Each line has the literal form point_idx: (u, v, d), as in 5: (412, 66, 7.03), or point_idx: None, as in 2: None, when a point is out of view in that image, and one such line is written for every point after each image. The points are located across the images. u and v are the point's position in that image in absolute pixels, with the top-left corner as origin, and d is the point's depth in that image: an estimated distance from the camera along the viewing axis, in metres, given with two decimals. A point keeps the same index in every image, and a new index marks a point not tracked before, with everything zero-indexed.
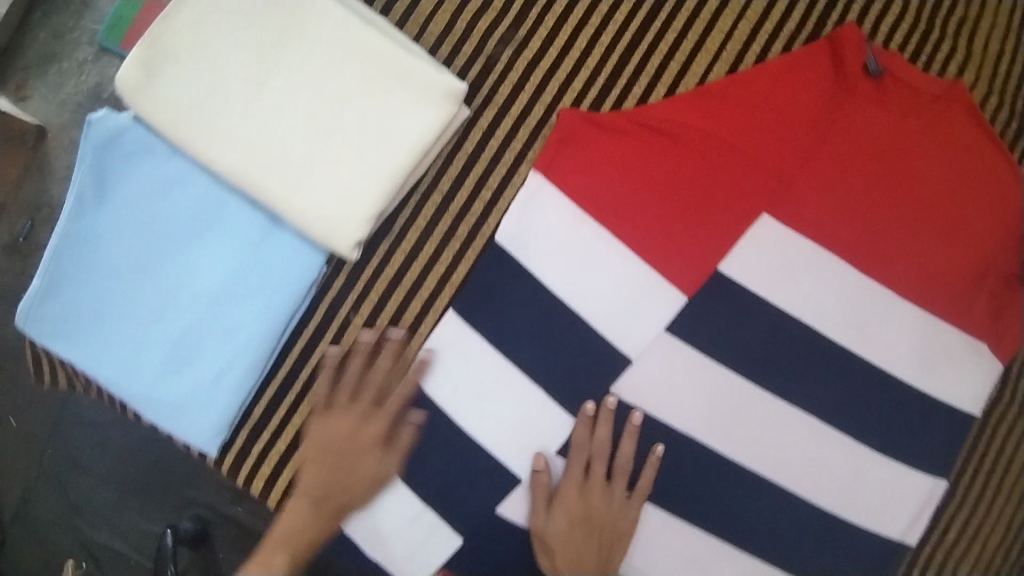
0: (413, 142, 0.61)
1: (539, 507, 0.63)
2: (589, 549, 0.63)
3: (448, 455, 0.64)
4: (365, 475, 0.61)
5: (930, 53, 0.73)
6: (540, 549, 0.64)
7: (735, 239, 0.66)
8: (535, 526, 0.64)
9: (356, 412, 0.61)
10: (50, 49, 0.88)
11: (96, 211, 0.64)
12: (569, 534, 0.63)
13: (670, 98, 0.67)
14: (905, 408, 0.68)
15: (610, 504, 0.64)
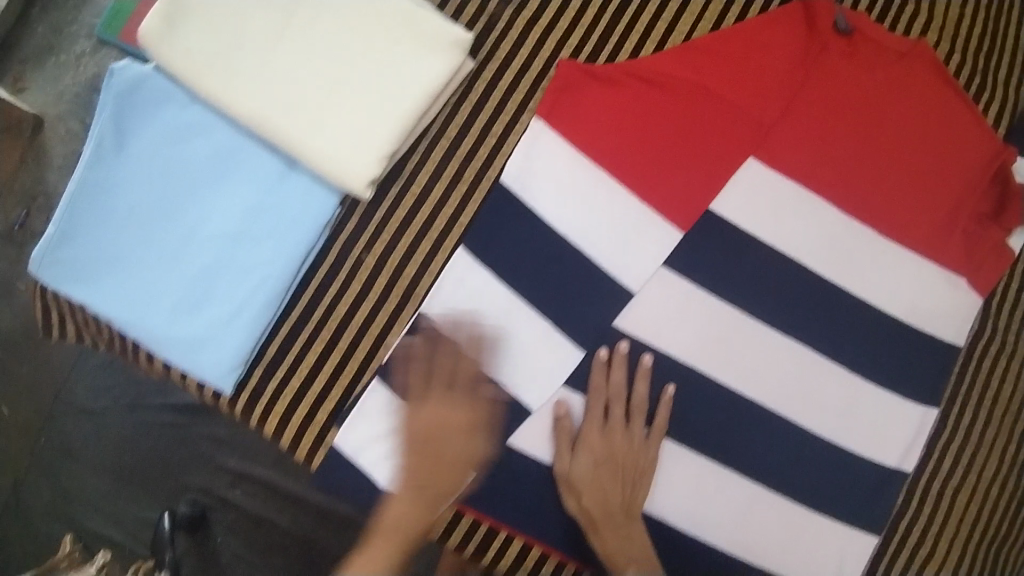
0: (425, 86, 0.64)
1: (562, 449, 0.66)
2: (612, 488, 0.66)
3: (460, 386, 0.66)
4: (458, 459, 0.63)
5: (896, 15, 0.79)
6: (565, 494, 0.67)
7: (725, 180, 0.71)
8: (560, 469, 0.66)
9: (441, 398, 0.64)
10: (46, 43, 1.03)
11: (114, 157, 0.66)
12: (594, 473, 0.66)
13: (661, 53, 0.71)
14: (893, 339, 0.73)
15: (631, 444, 0.67)
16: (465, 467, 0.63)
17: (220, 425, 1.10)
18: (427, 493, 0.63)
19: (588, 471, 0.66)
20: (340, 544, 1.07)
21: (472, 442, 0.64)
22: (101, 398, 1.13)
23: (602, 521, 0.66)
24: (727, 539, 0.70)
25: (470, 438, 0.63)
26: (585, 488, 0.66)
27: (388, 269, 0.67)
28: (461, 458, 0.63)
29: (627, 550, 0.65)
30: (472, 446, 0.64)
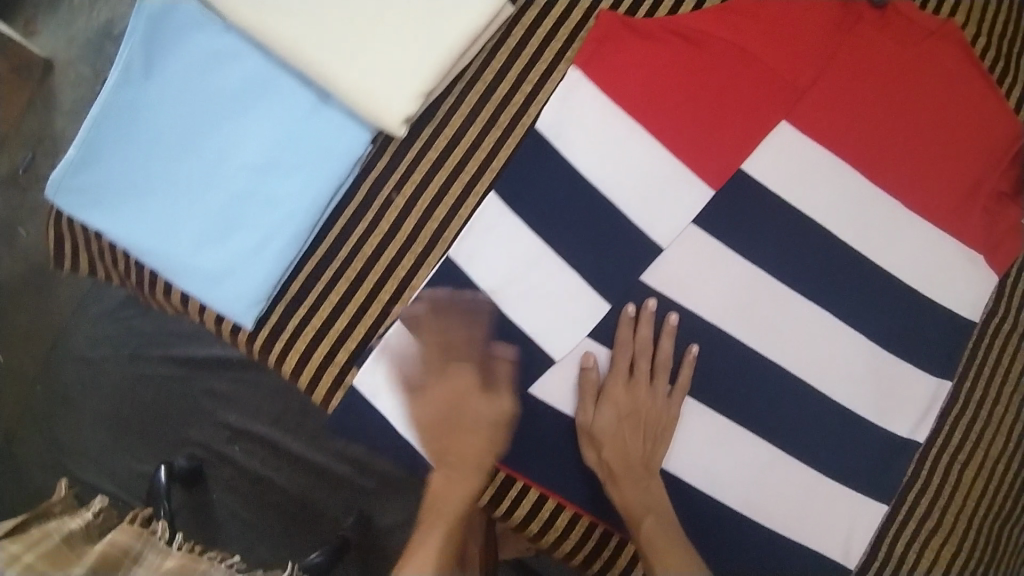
0: (464, 26, 0.64)
1: (586, 400, 0.66)
2: (634, 443, 0.66)
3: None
4: (486, 424, 0.62)
5: None
6: (586, 446, 0.66)
7: (757, 141, 0.70)
8: (582, 420, 0.66)
9: (446, 370, 0.62)
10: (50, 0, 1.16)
11: (141, 81, 0.65)
12: (617, 428, 0.66)
13: (700, 10, 0.71)
14: (912, 310, 0.73)
15: (654, 401, 0.67)
16: (496, 433, 0.62)
17: (222, 379, 1.08)
18: (465, 474, 0.62)
19: (610, 424, 0.66)
20: (337, 506, 1.05)
21: (494, 404, 0.62)
22: (102, 347, 1.11)
23: (622, 474, 0.65)
24: (740, 500, 0.70)
25: (488, 400, 0.62)
26: (606, 441, 0.65)
27: (418, 210, 0.66)
28: (490, 423, 0.62)
29: (648, 506, 0.64)
30: (494, 407, 0.62)
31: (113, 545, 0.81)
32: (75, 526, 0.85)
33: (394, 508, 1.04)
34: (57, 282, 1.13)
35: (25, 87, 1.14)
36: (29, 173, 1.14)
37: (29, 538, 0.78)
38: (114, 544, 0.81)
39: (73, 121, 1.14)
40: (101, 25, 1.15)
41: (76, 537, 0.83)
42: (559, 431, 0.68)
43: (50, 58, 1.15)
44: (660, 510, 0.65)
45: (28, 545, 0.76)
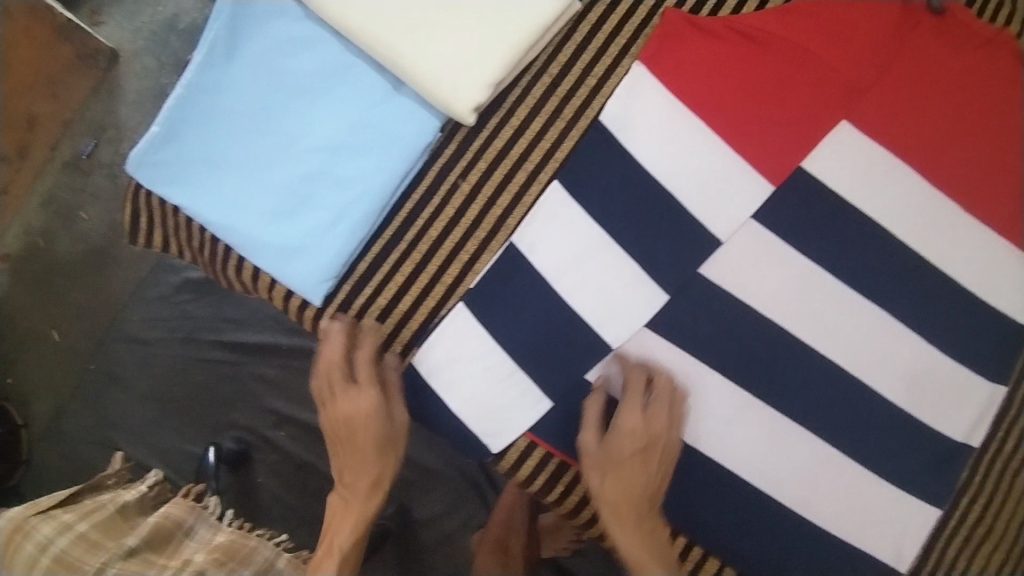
0: (535, 18, 0.66)
1: (590, 425, 0.65)
2: (631, 477, 0.65)
3: (543, 318, 0.67)
4: (381, 443, 0.67)
5: None
6: (585, 469, 0.67)
7: (818, 140, 0.71)
8: (583, 442, 0.66)
9: (348, 394, 0.66)
10: None
11: (224, 65, 0.69)
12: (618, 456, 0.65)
13: (764, 10, 0.71)
14: (970, 315, 0.72)
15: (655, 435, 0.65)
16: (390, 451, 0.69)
17: (270, 365, 1.10)
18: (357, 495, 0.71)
19: (606, 452, 0.65)
20: None
21: (390, 424, 0.67)
22: (156, 330, 1.14)
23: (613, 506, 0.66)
24: (790, 495, 0.71)
25: (384, 424, 0.67)
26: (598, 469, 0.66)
27: (483, 196, 0.68)
28: (385, 443, 0.68)
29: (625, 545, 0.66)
30: (388, 432, 0.67)
31: (166, 517, 0.83)
32: (129, 498, 0.86)
33: (433, 500, 1.02)
34: (114, 265, 1.17)
35: (91, 76, 1.18)
36: (90, 159, 1.18)
37: (83, 507, 0.81)
38: (168, 516, 0.84)
39: (137, 110, 1.18)
40: (167, 19, 1.19)
41: (130, 508, 0.86)
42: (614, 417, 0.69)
43: (116, 48, 1.19)
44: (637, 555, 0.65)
45: (81, 515, 0.79)
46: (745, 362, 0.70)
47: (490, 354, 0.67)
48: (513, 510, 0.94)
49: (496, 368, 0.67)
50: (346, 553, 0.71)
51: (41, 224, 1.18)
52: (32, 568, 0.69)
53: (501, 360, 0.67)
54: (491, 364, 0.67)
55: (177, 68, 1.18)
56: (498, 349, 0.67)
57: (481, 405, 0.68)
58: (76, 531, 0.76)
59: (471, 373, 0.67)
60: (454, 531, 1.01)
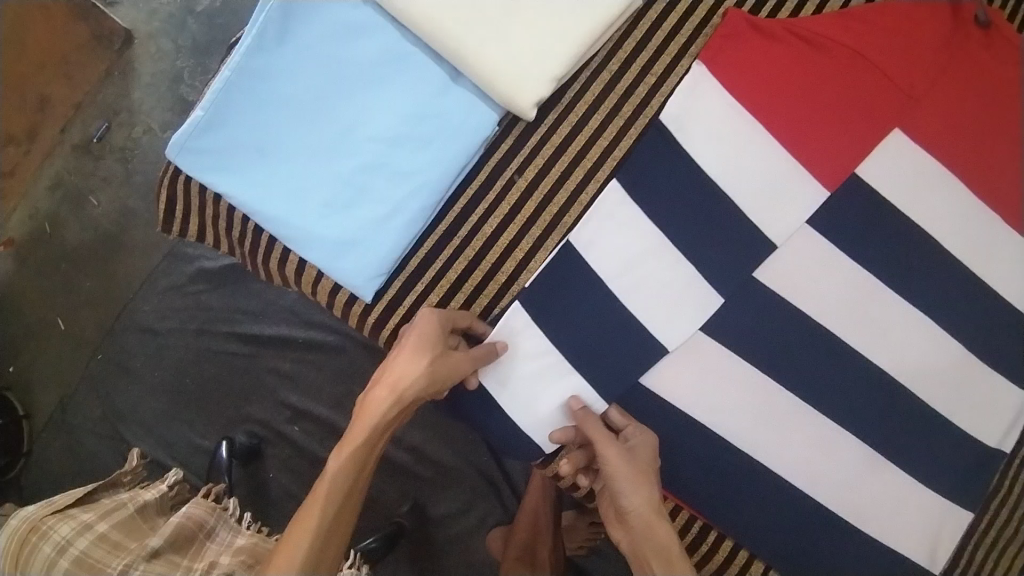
0: (600, 16, 0.65)
1: (604, 437, 0.63)
2: (642, 489, 0.61)
3: (602, 318, 0.68)
4: (418, 351, 0.61)
5: None
6: (613, 485, 0.62)
7: (874, 146, 0.70)
8: (605, 457, 0.63)
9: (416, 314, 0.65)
10: None
11: (275, 49, 0.67)
12: (629, 475, 0.62)
13: (823, 15, 0.70)
14: (1015, 323, 0.72)
15: (639, 454, 0.64)
16: (424, 369, 0.60)
17: (286, 359, 1.05)
18: (352, 436, 0.60)
19: (633, 466, 0.62)
20: (392, 493, 1.00)
21: (448, 353, 0.62)
22: (169, 320, 1.09)
23: (653, 523, 0.61)
24: (836, 500, 0.71)
25: (424, 328, 0.62)
26: (630, 484, 0.61)
27: (539, 193, 0.67)
28: (421, 356, 0.61)
29: (656, 570, 0.58)
30: (424, 337, 0.61)
31: (188, 518, 0.78)
32: (151, 496, 0.81)
33: (450, 498, 0.99)
34: (125, 251, 1.13)
35: (105, 57, 1.13)
36: (102, 143, 1.14)
37: (102, 506, 0.75)
38: (190, 517, 0.78)
39: (150, 95, 1.14)
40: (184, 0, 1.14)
41: (150, 507, 0.80)
42: (663, 416, 0.70)
43: (130, 30, 1.14)
44: (675, 556, 0.59)
45: (101, 514, 0.73)
46: (795, 367, 0.70)
47: (550, 352, 0.68)
48: (537, 514, 0.92)
49: (556, 367, 0.68)
50: (329, 519, 0.60)
51: (49, 209, 1.14)
52: (51, 570, 0.64)
53: (557, 361, 0.68)
54: (551, 363, 0.68)
55: (194, 52, 1.13)
56: (554, 350, 0.68)
57: (537, 400, 0.69)
58: (96, 533, 0.70)
59: (530, 370, 0.69)
60: (471, 529, 0.98)
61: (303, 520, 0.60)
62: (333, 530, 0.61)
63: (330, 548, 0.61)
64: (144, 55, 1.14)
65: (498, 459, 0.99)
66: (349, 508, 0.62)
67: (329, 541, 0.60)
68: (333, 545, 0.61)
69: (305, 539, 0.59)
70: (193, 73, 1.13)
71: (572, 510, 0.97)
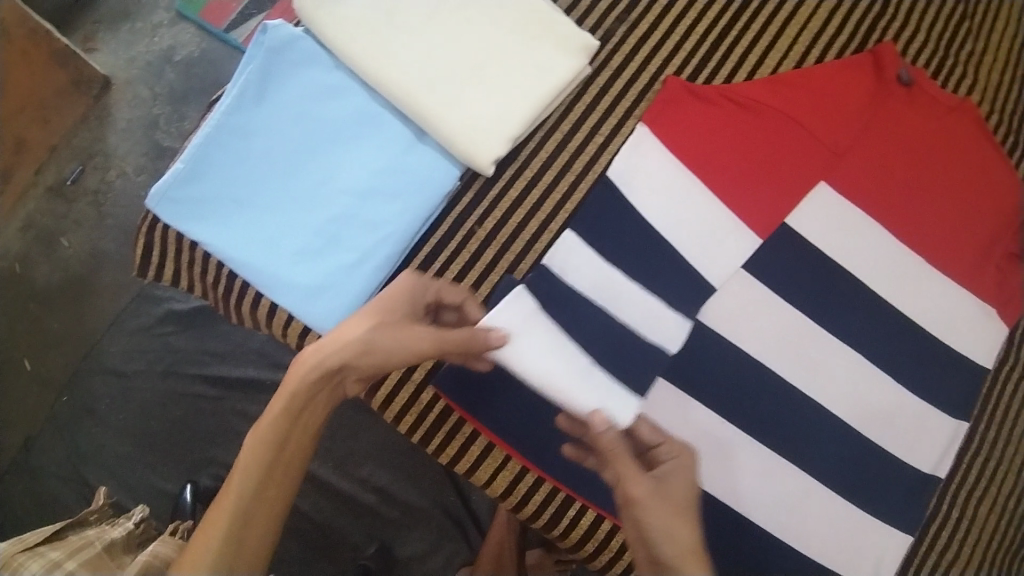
0: (549, 85, 0.72)
1: (637, 473, 0.57)
2: (681, 534, 0.54)
3: (594, 339, 0.70)
4: (372, 311, 0.60)
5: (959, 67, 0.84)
6: (648, 530, 0.54)
7: (802, 198, 0.78)
8: (634, 495, 0.56)
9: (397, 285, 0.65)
10: (119, 15, 1.20)
11: (252, 107, 0.72)
12: (666, 519, 0.55)
13: (754, 81, 0.78)
14: (936, 357, 0.79)
15: (671, 494, 0.57)
16: (370, 329, 0.59)
17: (254, 400, 1.07)
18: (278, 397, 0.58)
19: (669, 505, 0.56)
20: (359, 533, 1.01)
21: (404, 323, 0.60)
22: (136, 361, 1.11)
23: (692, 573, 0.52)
24: (780, 528, 0.76)
25: (392, 295, 0.61)
26: (665, 527, 0.54)
27: (498, 241, 0.73)
28: (373, 317, 0.59)
29: None
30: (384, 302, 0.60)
31: (155, 556, 0.77)
32: (117, 534, 0.82)
33: (417, 537, 1.01)
34: (95, 293, 1.14)
35: (82, 103, 1.17)
36: (76, 185, 1.17)
37: (70, 546, 0.75)
38: (157, 555, 0.77)
39: (125, 140, 1.17)
40: (162, 50, 1.19)
41: (117, 545, 0.80)
42: None
43: (108, 77, 1.19)
44: None
45: (68, 553, 0.72)
46: (739, 402, 0.76)
47: (567, 345, 0.68)
48: (502, 545, 0.94)
49: (574, 363, 0.67)
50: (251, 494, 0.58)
51: (18, 250, 1.15)
52: None
53: (574, 352, 0.68)
54: (568, 355, 0.68)
55: (171, 99, 1.18)
56: (568, 342, 0.68)
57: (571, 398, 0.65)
58: (64, 569, 0.69)
59: (549, 366, 0.66)
60: (438, 569, 1.00)
61: (216, 510, 0.57)
62: (250, 520, 0.58)
63: (251, 539, 0.58)
64: (123, 103, 1.18)
65: (462, 497, 1.02)
66: (270, 493, 0.59)
67: (246, 529, 0.58)
68: (262, 518, 0.59)
69: (218, 531, 0.57)
70: (169, 120, 1.18)
71: (538, 548, 0.99)
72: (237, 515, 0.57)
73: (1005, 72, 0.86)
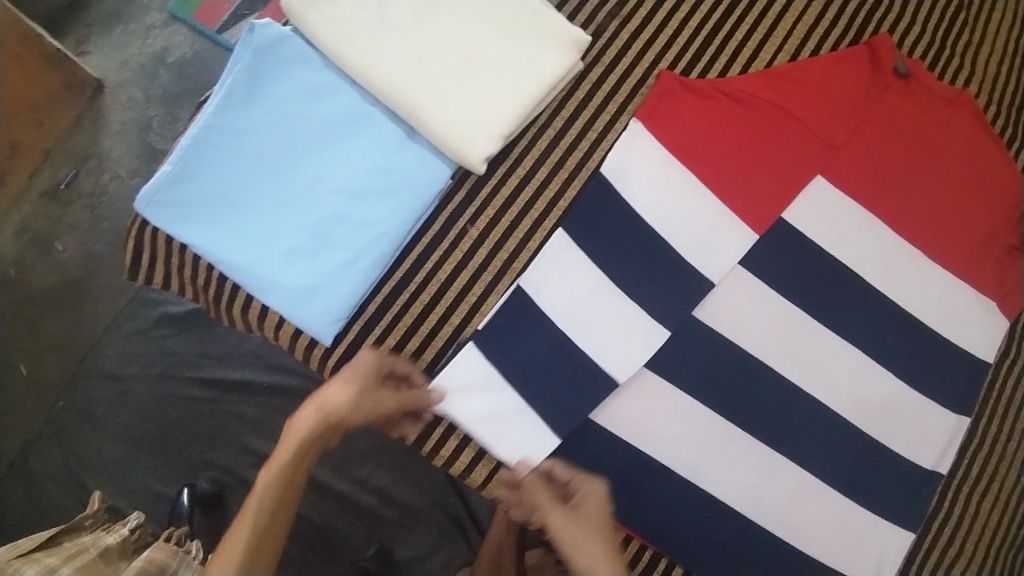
0: (541, 82, 0.72)
1: (546, 504, 0.66)
2: (593, 549, 0.63)
3: (539, 378, 0.72)
4: (347, 382, 0.66)
5: (956, 57, 0.84)
6: (565, 552, 0.63)
7: (799, 192, 0.76)
8: (550, 523, 0.65)
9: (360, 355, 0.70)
10: (111, 17, 1.20)
11: (240, 107, 0.72)
12: (576, 536, 0.64)
13: (748, 74, 0.77)
14: (936, 352, 0.78)
15: (581, 514, 0.65)
16: (350, 398, 0.65)
17: (250, 402, 1.07)
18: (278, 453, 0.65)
19: (578, 525, 0.64)
20: (358, 535, 1.01)
21: (374, 391, 0.67)
22: (132, 365, 1.10)
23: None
24: (780, 526, 0.75)
25: (362, 368, 0.67)
26: (576, 544, 0.63)
27: (490, 240, 0.72)
28: (350, 389, 0.66)
29: None
30: (356, 373, 0.66)
31: (150, 561, 0.76)
32: (112, 540, 0.81)
33: (416, 539, 1.00)
34: (91, 297, 1.14)
35: (75, 106, 1.16)
36: (70, 189, 1.16)
37: (65, 551, 0.74)
38: (152, 561, 0.76)
39: (119, 142, 1.17)
40: (156, 52, 1.19)
41: (111, 551, 0.80)
42: (617, 451, 0.73)
43: (101, 80, 1.18)
44: None
45: (63, 559, 0.72)
46: (737, 399, 0.75)
47: (501, 389, 0.72)
48: (502, 543, 0.94)
49: (505, 406, 0.72)
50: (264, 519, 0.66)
51: (13, 255, 1.15)
52: None
53: (508, 395, 0.72)
54: (502, 398, 0.72)
55: (165, 101, 1.18)
56: (505, 385, 0.72)
57: (498, 441, 0.72)
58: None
59: (480, 411, 0.72)
60: (437, 571, 1.00)
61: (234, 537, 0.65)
62: (259, 551, 0.65)
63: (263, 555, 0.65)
64: (116, 106, 1.18)
65: (461, 496, 1.01)
66: (276, 525, 0.67)
67: (257, 557, 0.65)
68: (272, 535, 0.66)
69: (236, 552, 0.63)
70: (162, 122, 1.17)
71: None
72: (251, 542, 0.65)
73: (1002, 64, 0.85)
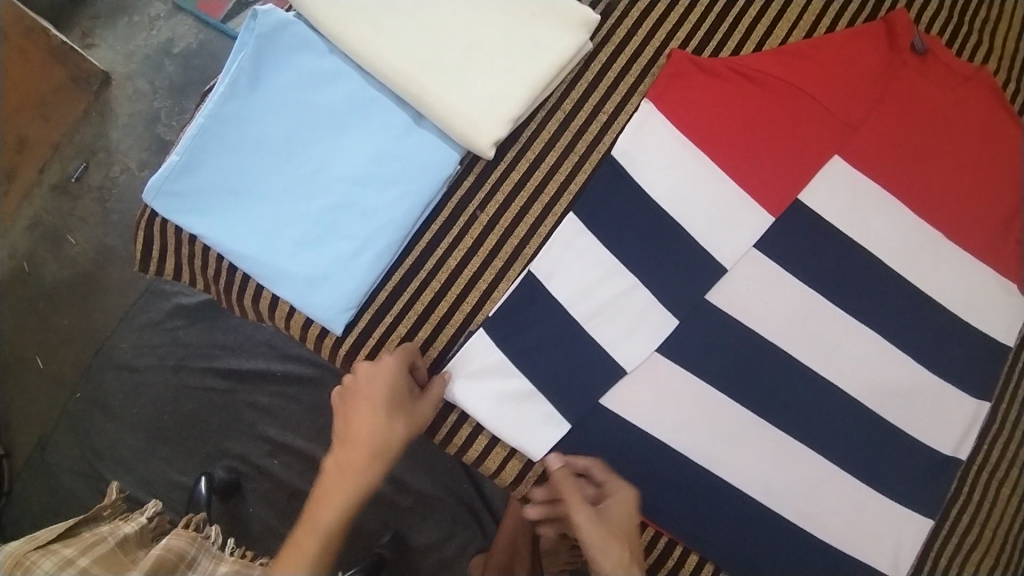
0: (551, 63, 0.70)
1: (579, 501, 0.65)
2: (617, 550, 0.63)
3: (551, 364, 0.71)
4: (391, 401, 0.66)
5: (976, 31, 0.81)
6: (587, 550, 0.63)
7: (815, 172, 0.75)
8: (579, 518, 0.64)
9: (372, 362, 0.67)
10: (116, 8, 1.19)
11: (246, 96, 0.71)
12: (603, 537, 0.63)
13: (761, 52, 0.75)
14: (956, 333, 0.76)
15: (606, 518, 0.66)
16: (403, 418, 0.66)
17: (263, 392, 1.07)
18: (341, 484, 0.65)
19: (604, 527, 0.64)
20: (371, 523, 1.01)
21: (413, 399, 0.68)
22: (146, 356, 1.10)
23: None
24: (796, 511, 0.74)
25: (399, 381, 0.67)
26: (603, 542, 0.63)
27: (500, 226, 0.72)
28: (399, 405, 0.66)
29: None
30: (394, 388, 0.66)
31: (168, 550, 0.76)
32: (130, 530, 0.82)
33: (430, 526, 1.01)
34: (103, 289, 1.14)
35: (83, 99, 1.16)
36: (80, 182, 1.16)
37: (83, 541, 0.74)
38: (170, 548, 0.76)
39: (128, 134, 1.17)
40: (161, 43, 1.18)
41: (130, 541, 0.80)
42: (630, 437, 0.73)
43: (108, 72, 1.17)
44: None
45: (81, 549, 0.72)
46: (752, 383, 0.74)
47: (512, 375, 0.71)
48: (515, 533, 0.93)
49: (516, 392, 0.71)
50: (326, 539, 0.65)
51: (25, 249, 1.15)
52: None
53: (519, 380, 0.71)
54: (513, 384, 0.71)
55: (171, 92, 1.17)
56: (515, 371, 0.71)
57: (507, 427, 0.71)
58: (78, 567, 0.68)
59: (491, 398, 0.71)
60: (452, 558, 1.00)
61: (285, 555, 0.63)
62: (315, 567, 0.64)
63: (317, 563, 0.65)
64: (123, 98, 1.17)
65: (474, 484, 1.01)
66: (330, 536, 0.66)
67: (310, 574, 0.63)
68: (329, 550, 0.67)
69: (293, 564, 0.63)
70: (169, 114, 1.17)
71: None
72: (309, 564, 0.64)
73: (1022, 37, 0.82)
